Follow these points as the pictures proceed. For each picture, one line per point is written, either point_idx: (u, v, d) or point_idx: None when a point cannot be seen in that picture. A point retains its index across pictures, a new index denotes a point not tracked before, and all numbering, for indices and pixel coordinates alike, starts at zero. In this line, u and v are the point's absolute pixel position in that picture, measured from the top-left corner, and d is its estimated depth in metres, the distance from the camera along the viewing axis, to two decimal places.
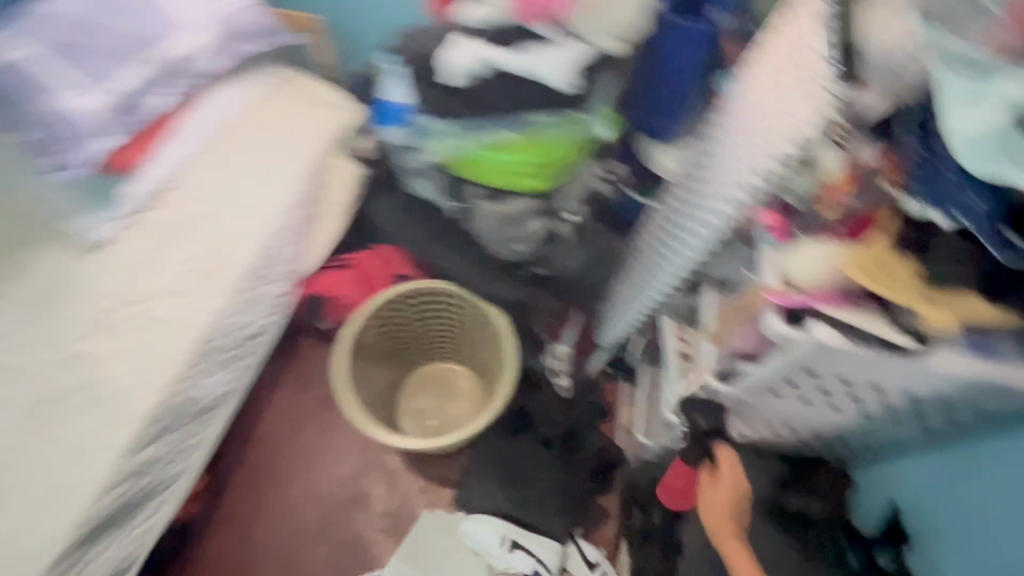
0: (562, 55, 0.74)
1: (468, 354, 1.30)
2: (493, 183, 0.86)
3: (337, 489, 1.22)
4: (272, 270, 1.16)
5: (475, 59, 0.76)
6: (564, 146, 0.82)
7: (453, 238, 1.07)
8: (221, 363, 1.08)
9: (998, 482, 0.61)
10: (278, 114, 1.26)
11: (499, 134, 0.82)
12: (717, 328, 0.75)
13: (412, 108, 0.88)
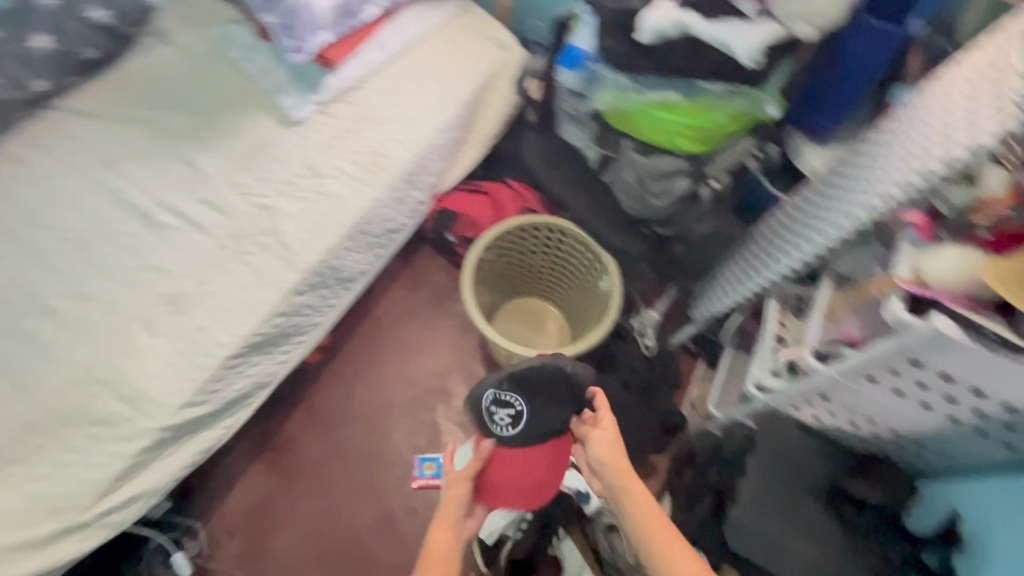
0: (755, 31, 0.79)
1: (566, 297, 1.40)
2: (649, 138, 0.94)
3: (427, 379, 1.39)
4: (420, 177, 1.32)
5: (669, 22, 0.82)
6: (727, 117, 0.88)
7: (586, 187, 1.20)
8: (367, 245, 1.26)
9: None
10: (452, 43, 1.40)
11: (669, 95, 0.90)
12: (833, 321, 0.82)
13: (591, 56, 0.97)
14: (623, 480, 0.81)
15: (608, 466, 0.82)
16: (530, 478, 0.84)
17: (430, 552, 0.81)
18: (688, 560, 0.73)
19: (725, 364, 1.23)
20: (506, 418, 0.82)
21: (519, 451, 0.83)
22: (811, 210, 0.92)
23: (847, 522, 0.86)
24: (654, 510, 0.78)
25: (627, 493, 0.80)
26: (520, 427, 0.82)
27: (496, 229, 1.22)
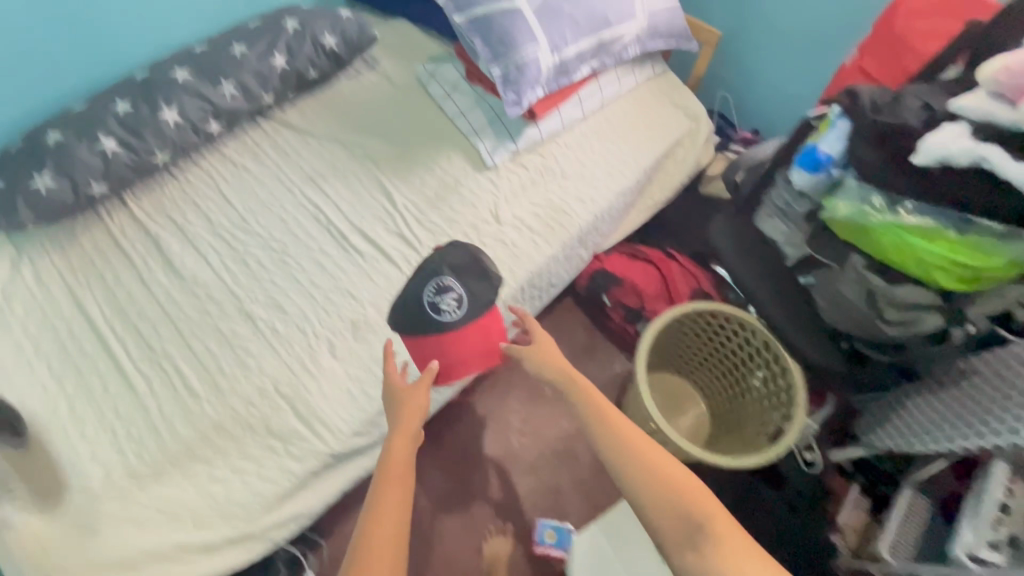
0: None
1: (718, 387, 1.31)
2: (895, 262, 0.86)
3: (556, 440, 1.37)
4: (592, 237, 1.31)
5: (962, 153, 0.76)
6: (1005, 263, 0.78)
7: (782, 274, 1.09)
8: (532, 298, 1.25)
9: None
10: (643, 106, 1.39)
11: (935, 224, 0.82)
12: None
13: (834, 160, 0.91)
14: (545, 345, 0.88)
15: (537, 345, 0.88)
16: (477, 348, 0.89)
17: (391, 469, 0.74)
18: (632, 431, 0.75)
19: (901, 502, 1.07)
20: (453, 303, 0.86)
21: (463, 329, 0.87)
22: None
23: None
24: (583, 383, 0.81)
25: (562, 367, 0.85)
26: (465, 309, 0.87)
27: (678, 310, 1.17)
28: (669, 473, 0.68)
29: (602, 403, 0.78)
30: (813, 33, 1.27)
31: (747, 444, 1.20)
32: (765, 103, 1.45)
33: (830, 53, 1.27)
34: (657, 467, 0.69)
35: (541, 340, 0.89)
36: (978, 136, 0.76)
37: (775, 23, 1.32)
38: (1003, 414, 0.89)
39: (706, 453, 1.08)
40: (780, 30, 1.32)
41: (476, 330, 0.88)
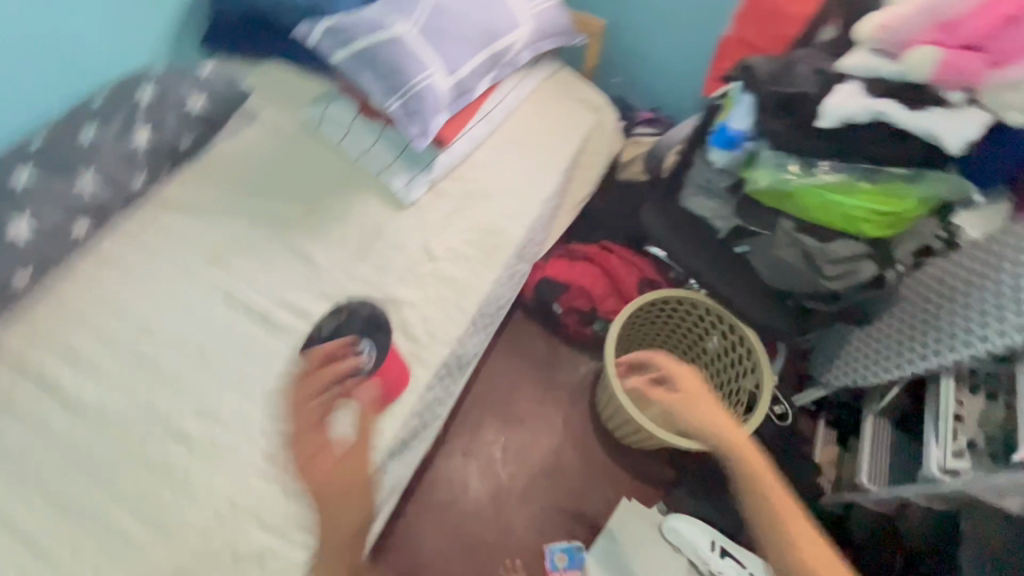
0: (960, 121, 0.76)
1: (681, 364, 1.36)
2: (821, 220, 0.90)
3: (543, 459, 1.33)
4: (529, 250, 1.28)
5: (861, 110, 0.80)
6: (916, 201, 0.85)
7: (719, 248, 1.12)
8: (484, 326, 1.20)
9: None
10: (546, 107, 1.37)
11: (850, 178, 0.87)
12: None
13: (748, 134, 0.94)
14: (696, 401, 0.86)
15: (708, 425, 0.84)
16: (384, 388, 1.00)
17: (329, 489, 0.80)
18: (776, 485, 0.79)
19: (869, 431, 1.15)
20: (368, 358, 0.98)
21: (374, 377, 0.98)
22: (999, 285, 0.88)
23: None
24: (736, 442, 0.81)
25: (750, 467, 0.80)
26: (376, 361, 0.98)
27: (633, 304, 1.19)
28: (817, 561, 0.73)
29: (797, 523, 0.77)
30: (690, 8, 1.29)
31: (721, 414, 1.24)
32: (659, 82, 1.48)
33: (708, 26, 1.31)
34: (795, 532, 0.76)
35: (691, 393, 0.87)
36: (871, 92, 0.80)
37: (651, 5, 1.34)
38: (939, 333, 0.97)
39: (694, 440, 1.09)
40: (658, 10, 1.34)
41: (388, 372, 1.00)
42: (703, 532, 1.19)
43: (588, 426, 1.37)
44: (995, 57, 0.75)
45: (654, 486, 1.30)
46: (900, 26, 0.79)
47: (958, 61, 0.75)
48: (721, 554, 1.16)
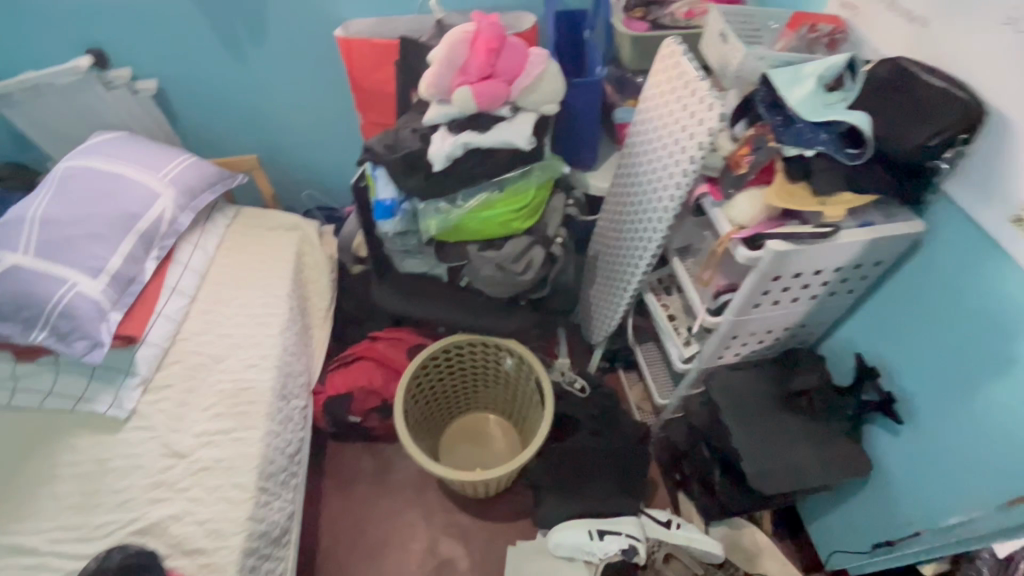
0: (518, 125, 0.96)
1: (489, 396, 1.43)
2: (488, 235, 1.04)
3: (420, 564, 1.26)
4: (291, 385, 1.22)
5: (453, 144, 0.95)
6: (537, 188, 1.03)
7: (450, 290, 1.24)
8: (280, 485, 1.11)
9: (911, 301, 0.87)
10: (242, 248, 1.35)
11: (486, 196, 1.02)
12: (698, 287, 1.01)
13: (398, 200, 1.06)
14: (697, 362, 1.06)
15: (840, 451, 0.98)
16: None
17: None
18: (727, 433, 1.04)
19: (642, 358, 1.33)
20: None
21: None
22: (629, 219, 1.12)
23: (809, 415, 1.00)
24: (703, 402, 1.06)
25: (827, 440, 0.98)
26: None
27: (404, 380, 1.21)
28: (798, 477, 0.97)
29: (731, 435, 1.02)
30: (321, 114, 1.40)
31: (533, 417, 1.32)
32: (341, 179, 1.57)
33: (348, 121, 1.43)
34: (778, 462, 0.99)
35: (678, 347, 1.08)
36: (453, 131, 0.96)
37: (289, 127, 1.42)
38: (624, 265, 1.17)
39: (516, 459, 1.15)
40: (296, 125, 1.41)
41: None
42: (582, 530, 1.18)
43: (447, 504, 1.34)
44: (508, 73, 0.93)
45: (527, 517, 1.31)
46: (436, 76, 0.94)
47: (485, 88, 0.92)
48: (601, 537, 1.16)
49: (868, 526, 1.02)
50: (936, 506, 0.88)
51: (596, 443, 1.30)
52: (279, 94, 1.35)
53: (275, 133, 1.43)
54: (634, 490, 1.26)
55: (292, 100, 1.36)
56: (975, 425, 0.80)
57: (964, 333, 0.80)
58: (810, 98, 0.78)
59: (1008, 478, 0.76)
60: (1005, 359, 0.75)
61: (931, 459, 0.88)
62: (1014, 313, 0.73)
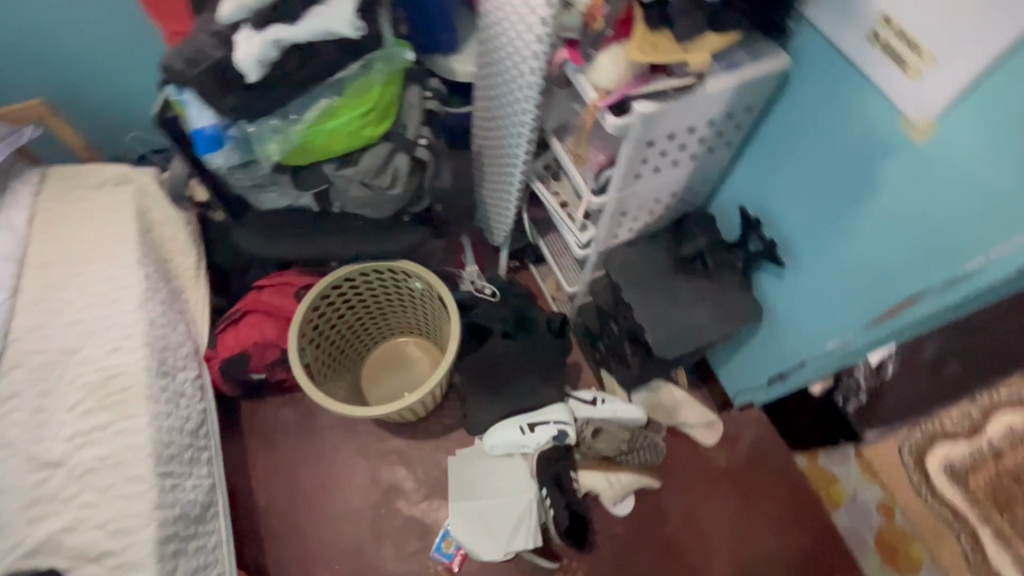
0: (336, 8, 0.79)
1: (402, 319, 1.36)
2: (341, 151, 0.91)
3: (366, 496, 1.27)
4: (173, 359, 1.10)
5: (262, 44, 0.77)
6: (384, 84, 0.88)
7: (324, 220, 1.11)
8: (188, 464, 1.03)
9: (784, 143, 0.85)
10: (64, 217, 1.13)
11: (324, 105, 0.87)
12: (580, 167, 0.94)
13: (222, 126, 0.88)
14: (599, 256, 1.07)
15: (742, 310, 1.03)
16: None
17: None
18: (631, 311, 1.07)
19: (548, 251, 1.28)
20: None
21: None
22: (500, 103, 1.00)
23: (703, 275, 1.02)
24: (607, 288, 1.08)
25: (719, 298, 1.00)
26: None
27: (295, 329, 1.11)
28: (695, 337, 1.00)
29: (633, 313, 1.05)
30: (107, 30, 1.11)
31: (445, 333, 1.29)
32: None
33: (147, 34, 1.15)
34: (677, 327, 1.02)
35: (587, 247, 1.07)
36: (257, 27, 0.78)
37: (72, 53, 1.12)
38: (504, 156, 1.08)
39: (431, 381, 1.12)
40: (78, 48, 1.12)
41: None
42: (512, 426, 1.21)
43: (380, 434, 1.32)
44: None
45: (462, 427, 1.33)
46: None
47: None
48: (532, 430, 1.20)
49: (764, 364, 1.10)
50: (815, 335, 0.95)
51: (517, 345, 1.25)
52: (38, 10, 1.04)
53: (56, 65, 1.13)
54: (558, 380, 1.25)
55: (60, 17, 1.06)
56: (844, 254, 0.83)
57: (832, 166, 0.79)
58: None
59: (874, 298, 0.81)
60: (868, 186, 0.75)
61: (810, 295, 0.92)
62: (875, 138, 0.71)
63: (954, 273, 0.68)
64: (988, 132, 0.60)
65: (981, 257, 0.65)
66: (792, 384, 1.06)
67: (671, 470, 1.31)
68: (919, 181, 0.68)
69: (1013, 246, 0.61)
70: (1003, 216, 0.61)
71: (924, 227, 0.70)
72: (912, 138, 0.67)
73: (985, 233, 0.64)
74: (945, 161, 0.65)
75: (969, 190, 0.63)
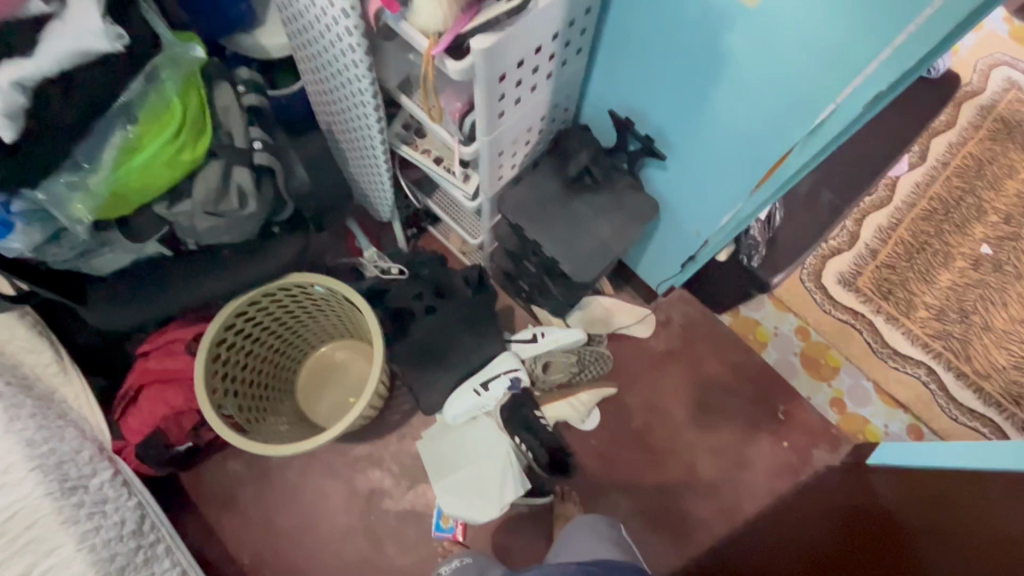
0: (76, 18, 0.64)
1: (318, 330, 1.26)
2: (165, 187, 0.77)
3: (348, 510, 1.24)
4: (77, 467, 0.96)
5: (0, 90, 0.61)
6: (183, 94, 0.74)
7: (183, 261, 0.97)
8: (144, 566, 0.95)
9: (630, 35, 0.82)
10: None
11: (118, 140, 0.72)
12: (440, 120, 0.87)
13: (1, 203, 0.71)
14: (500, 204, 1.03)
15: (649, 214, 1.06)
16: None
17: None
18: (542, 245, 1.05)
19: (440, 211, 1.22)
20: None
21: None
22: (329, 74, 0.88)
23: (595, 190, 1.01)
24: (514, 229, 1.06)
25: (619, 208, 1.01)
26: None
27: (203, 388, 1.00)
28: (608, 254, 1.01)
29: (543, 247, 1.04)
30: None
31: (366, 329, 1.22)
32: None
33: None
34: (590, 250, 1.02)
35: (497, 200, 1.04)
36: None
37: None
38: (356, 129, 0.97)
39: (372, 384, 1.08)
40: None
41: None
42: (466, 391, 1.20)
43: (340, 448, 1.27)
44: None
45: (419, 409, 1.30)
46: None
47: None
48: (486, 388, 1.21)
49: (673, 251, 1.15)
50: (709, 212, 0.99)
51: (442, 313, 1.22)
52: None
53: None
54: (496, 330, 1.24)
55: None
56: (714, 132, 0.84)
57: (680, 48, 0.77)
58: None
59: (751, 165, 0.85)
60: (718, 61, 0.75)
61: (693, 180, 0.95)
62: (712, 10, 0.70)
63: (811, 124, 0.72)
64: None
65: (831, 104, 0.69)
66: (702, 259, 1.13)
67: (622, 372, 1.38)
68: (761, 45, 0.69)
69: (855, 86, 0.65)
70: (840, 61, 0.64)
71: (775, 88, 0.72)
72: (744, 3, 0.66)
73: (828, 81, 0.67)
74: (779, 18, 0.65)
75: (806, 42, 0.65)
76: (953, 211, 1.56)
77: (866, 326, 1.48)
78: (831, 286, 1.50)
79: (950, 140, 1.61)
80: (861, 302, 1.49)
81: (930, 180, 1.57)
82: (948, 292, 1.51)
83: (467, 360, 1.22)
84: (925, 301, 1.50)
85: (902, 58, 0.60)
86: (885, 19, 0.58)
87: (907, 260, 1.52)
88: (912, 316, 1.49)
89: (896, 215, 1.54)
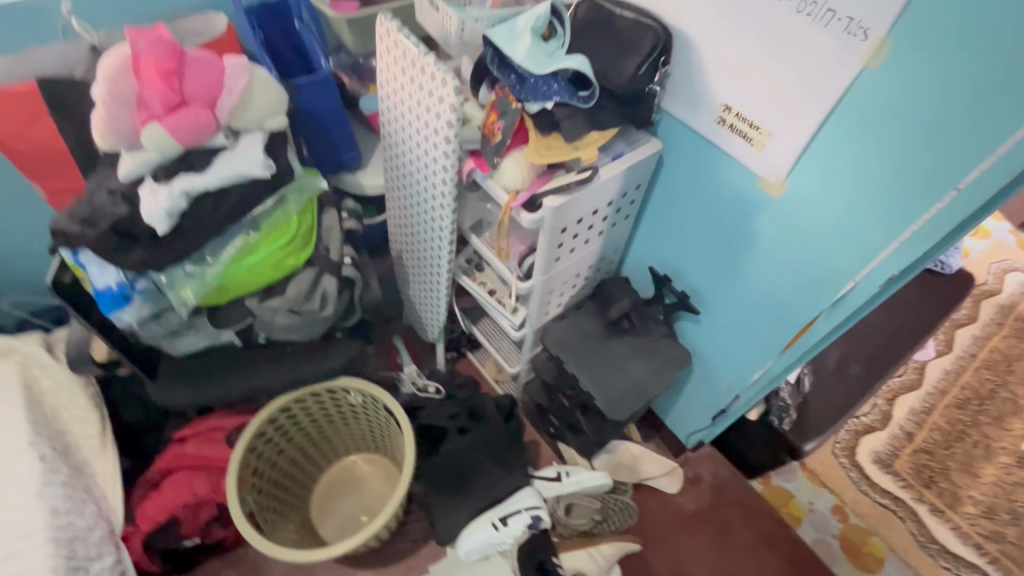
0: (245, 153, 0.82)
1: (347, 438, 1.29)
2: (263, 285, 0.90)
3: None
4: (88, 547, 0.94)
5: (169, 197, 0.77)
6: (301, 213, 0.90)
7: (250, 352, 1.05)
8: None
9: (673, 208, 0.97)
10: None
11: (240, 243, 0.86)
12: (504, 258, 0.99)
13: (129, 281, 0.85)
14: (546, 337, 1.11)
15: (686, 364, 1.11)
16: None
17: None
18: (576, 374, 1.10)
19: (484, 337, 1.31)
20: None
21: None
22: (414, 211, 1.05)
23: (633, 333, 1.09)
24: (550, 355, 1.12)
25: (659, 351, 1.08)
26: None
27: (234, 478, 1.01)
28: (643, 392, 1.05)
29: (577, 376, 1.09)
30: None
31: (395, 443, 1.23)
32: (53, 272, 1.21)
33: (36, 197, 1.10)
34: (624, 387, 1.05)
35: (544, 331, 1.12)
36: (163, 179, 0.79)
37: None
38: (427, 257, 1.11)
39: (396, 498, 1.06)
40: None
41: None
42: (485, 524, 1.15)
43: (341, 572, 1.20)
44: (205, 97, 0.79)
45: (431, 538, 1.24)
46: (111, 128, 0.77)
47: (182, 121, 0.76)
48: (505, 523, 1.15)
49: (705, 404, 1.17)
50: (739, 367, 1.04)
51: (472, 437, 1.24)
52: None
53: None
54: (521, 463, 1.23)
55: None
56: (744, 294, 0.94)
57: (715, 223, 0.91)
58: (529, 49, 0.77)
59: (780, 326, 0.92)
60: (748, 235, 0.87)
61: (724, 335, 1.03)
62: (743, 196, 0.84)
63: (833, 297, 0.81)
64: (825, 185, 0.74)
65: (850, 281, 0.78)
66: (734, 414, 1.15)
67: (646, 528, 1.31)
68: (786, 227, 0.81)
69: (868, 270, 0.75)
70: (854, 246, 0.75)
71: (800, 263, 0.83)
72: (771, 194, 0.80)
73: (847, 262, 0.77)
74: (801, 210, 0.78)
75: (824, 229, 0.77)
76: (988, 404, 1.55)
77: (910, 514, 1.39)
78: (867, 465, 1.45)
79: (974, 334, 1.67)
80: (901, 487, 1.43)
81: (959, 369, 1.60)
82: (995, 488, 1.44)
83: (491, 491, 1.18)
84: (971, 495, 1.42)
85: (909, 249, 0.70)
86: (892, 219, 0.70)
87: (944, 447, 1.48)
88: (958, 510, 1.40)
89: (929, 399, 1.55)
